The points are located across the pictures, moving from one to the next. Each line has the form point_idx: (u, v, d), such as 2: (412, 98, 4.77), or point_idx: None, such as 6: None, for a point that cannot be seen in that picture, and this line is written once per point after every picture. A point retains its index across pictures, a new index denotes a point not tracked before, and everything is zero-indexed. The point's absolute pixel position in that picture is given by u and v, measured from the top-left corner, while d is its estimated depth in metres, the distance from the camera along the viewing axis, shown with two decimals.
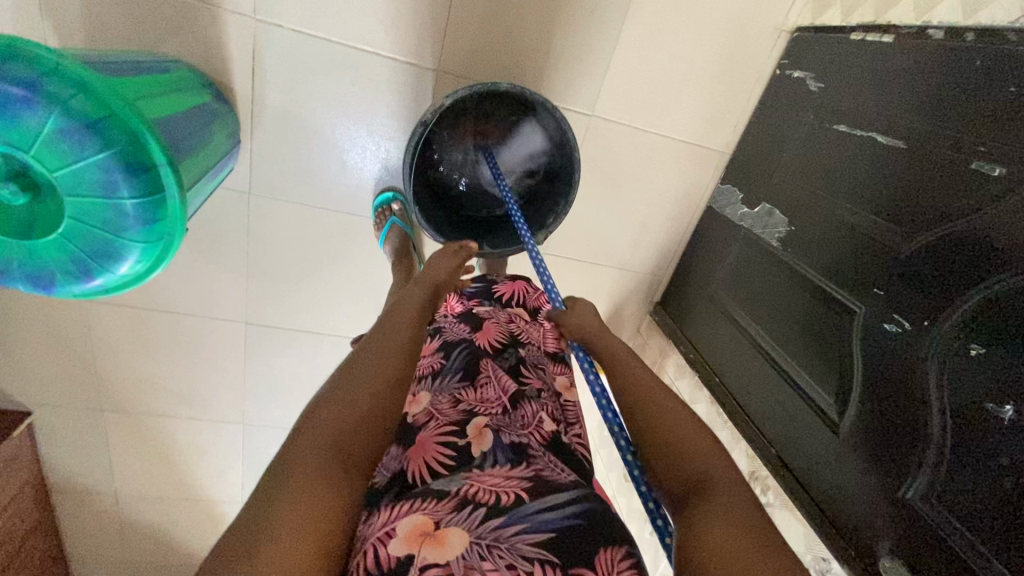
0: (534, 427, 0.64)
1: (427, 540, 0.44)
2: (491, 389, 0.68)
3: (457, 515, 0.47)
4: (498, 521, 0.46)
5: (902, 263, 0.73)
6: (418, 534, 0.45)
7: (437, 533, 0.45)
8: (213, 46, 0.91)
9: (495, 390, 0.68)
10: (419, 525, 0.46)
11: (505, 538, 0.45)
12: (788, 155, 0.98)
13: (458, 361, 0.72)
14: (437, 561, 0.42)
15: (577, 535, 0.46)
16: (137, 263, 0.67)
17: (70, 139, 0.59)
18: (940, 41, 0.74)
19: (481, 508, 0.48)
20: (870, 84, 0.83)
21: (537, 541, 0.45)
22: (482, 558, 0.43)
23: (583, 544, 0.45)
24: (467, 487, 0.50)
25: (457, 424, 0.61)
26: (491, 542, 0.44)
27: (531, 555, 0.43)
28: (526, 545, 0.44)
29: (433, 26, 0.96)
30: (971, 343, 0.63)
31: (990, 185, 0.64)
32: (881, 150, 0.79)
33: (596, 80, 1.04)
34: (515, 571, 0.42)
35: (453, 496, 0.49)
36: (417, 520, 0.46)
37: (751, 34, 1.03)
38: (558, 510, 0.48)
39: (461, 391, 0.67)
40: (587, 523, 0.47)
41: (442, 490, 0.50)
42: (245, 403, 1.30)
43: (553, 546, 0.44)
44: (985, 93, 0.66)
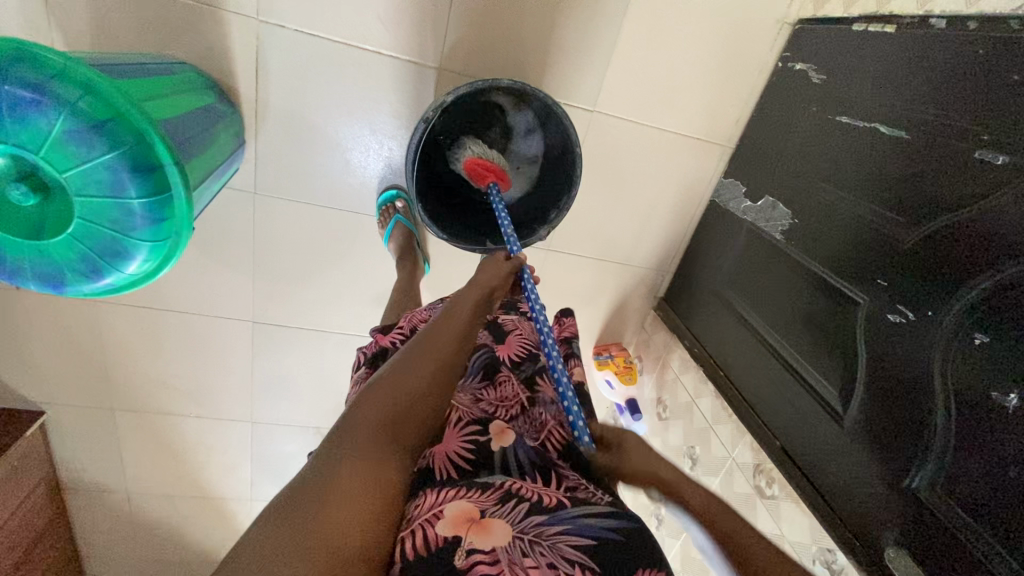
0: (551, 431, 0.66)
1: (472, 526, 0.45)
2: (508, 388, 0.71)
3: (502, 507, 0.48)
4: (542, 518, 0.47)
5: (905, 253, 0.73)
6: (466, 518, 0.46)
7: (483, 521, 0.46)
8: (217, 47, 0.92)
9: (513, 390, 0.71)
10: (466, 510, 0.47)
11: (548, 536, 0.45)
12: (791, 147, 0.97)
13: (478, 362, 0.74)
14: (482, 548, 0.43)
15: (619, 549, 0.46)
16: (145, 261, 0.69)
17: (79, 140, 0.60)
18: (942, 31, 0.74)
19: (524, 503, 0.48)
20: (873, 74, 0.83)
21: (579, 544, 0.45)
22: (524, 554, 0.43)
23: (620, 556, 0.45)
24: (512, 484, 0.51)
25: (480, 423, 0.62)
26: (534, 538, 0.45)
27: (572, 558, 0.44)
28: (568, 547, 0.44)
29: (434, 25, 0.96)
30: (976, 332, 0.62)
31: (994, 174, 0.63)
32: (883, 140, 0.79)
33: (598, 76, 1.04)
34: (556, 571, 0.42)
35: (497, 489, 0.50)
36: (465, 506, 0.47)
37: (753, 27, 1.03)
38: (601, 518, 0.48)
39: (481, 391, 0.70)
40: (627, 538, 0.47)
41: (488, 483, 0.51)
42: (252, 401, 1.31)
43: (593, 552, 0.45)
44: (989, 82, 0.66)
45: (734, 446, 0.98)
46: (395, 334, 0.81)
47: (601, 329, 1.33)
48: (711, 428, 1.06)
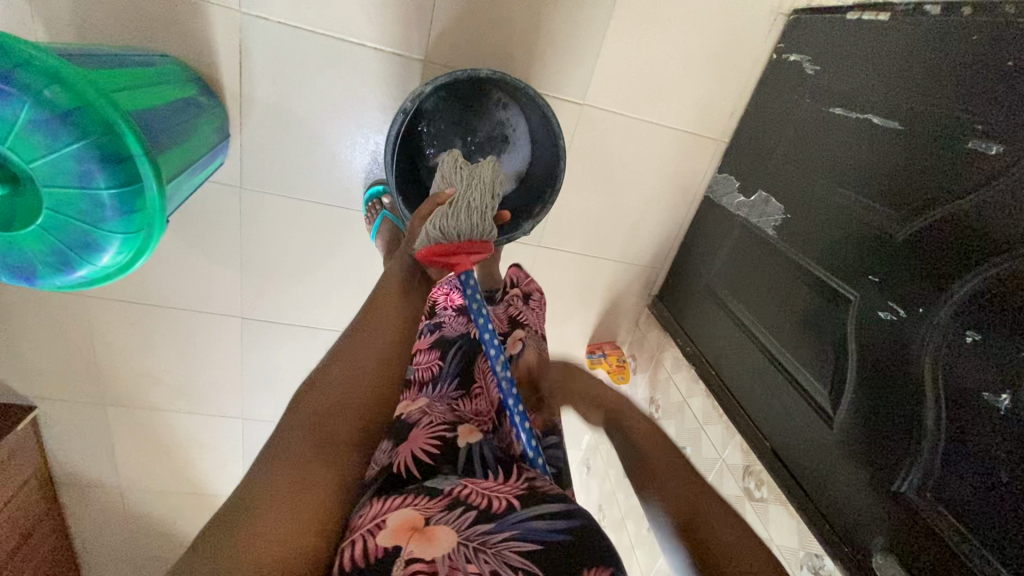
0: None
1: (414, 535, 0.44)
2: (483, 401, 0.69)
3: (447, 514, 0.46)
4: (489, 526, 0.46)
5: (897, 247, 0.70)
6: (408, 527, 0.45)
7: (425, 530, 0.44)
8: (200, 39, 0.92)
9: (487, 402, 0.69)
10: (409, 519, 0.45)
11: (493, 543, 0.44)
12: (785, 140, 0.95)
13: (453, 366, 0.73)
14: (422, 557, 0.42)
15: (563, 549, 0.45)
16: (118, 254, 0.68)
17: (46, 130, 0.59)
18: (937, 17, 0.71)
19: (471, 510, 0.47)
20: (866, 64, 0.80)
21: (523, 549, 0.44)
22: (467, 561, 0.42)
23: (565, 560, 0.44)
24: (460, 488, 0.50)
25: (450, 423, 0.62)
26: (479, 545, 0.44)
27: (516, 565, 0.43)
28: (511, 554, 0.43)
29: (420, 16, 0.95)
30: (968, 330, 0.60)
31: (989, 164, 0.61)
32: (876, 131, 0.76)
33: (587, 68, 1.02)
34: None
35: (444, 496, 0.49)
36: (408, 515, 0.46)
37: (747, 18, 1.00)
38: (548, 521, 0.47)
39: (457, 402, 0.68)
40: (574, 540, 0.46)
41: (436, 490, 0.50)
42: (242, 397, 1.31)
43: (538, 557, 0.44)
44: (985, 69, 0.63)
45: (724, 446, 0.97)
46: None
47: (594, 327, 1.31)
48: (701, 428, 1.03)
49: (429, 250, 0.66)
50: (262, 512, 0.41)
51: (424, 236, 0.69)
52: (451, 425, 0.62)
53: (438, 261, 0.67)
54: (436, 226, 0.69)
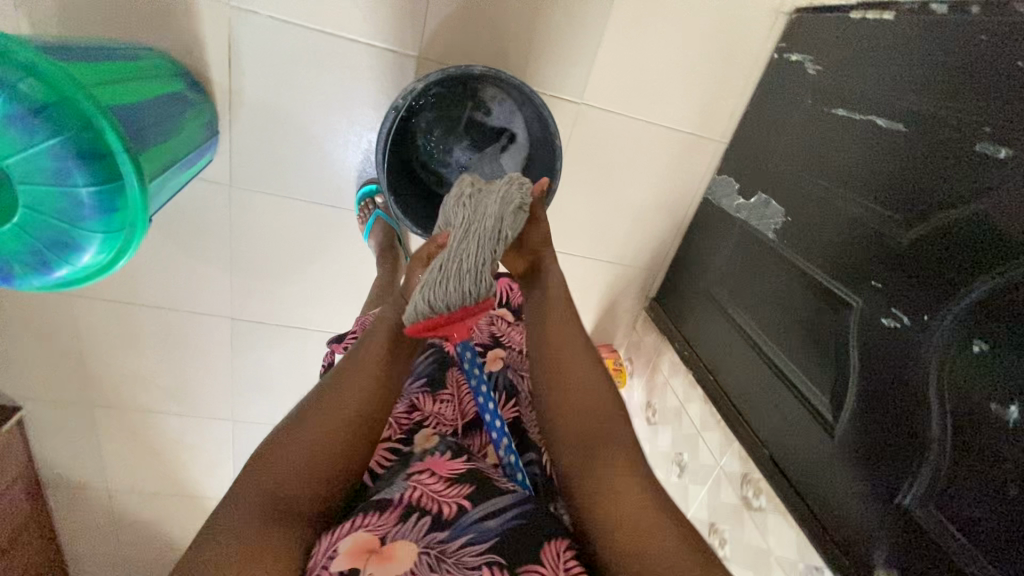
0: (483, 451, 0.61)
1: (373, 558, 0.42)
2: (447, 409, 0.64)
3: (402, 527, 0.45)
4: (445, 532, 0.45)
5: (901, 252, 0.68)
6: (364, 550, 0.43)
7: (383, 550, 0.43)
8: (188, 34, 0.89)
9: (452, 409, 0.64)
10: (364, 542, 0.43)
11: (453, 552, 0.44)
12: (785, 141, 0.93)
13: (425, 368, 0.69)
14: None
15: (520, 535, 0.45)
16: (98, 254, 0.66)
17: (20, 125, 0.57)
18: (944, 16, 0.69)
19: (426, 518, 0.46)
20: (870, 64, 0.79)
21: (481, 548, 0.44)
22: (431, 570, 0.42)
23: (524, 547, 0.45)
24: (410, 492, 0.48)
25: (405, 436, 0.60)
26: (439, 555, 0.43)
27: (478, 563, 0.43)
28: (470, 556, 0.43)
29: (414, 12, 0.92)
30: (975, 339, 0.58)
31: (997, 167, 0.59)
32: (880, 133, 0.75)
33: (585, 66, 1.00)
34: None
35: (397, 504, 0.47)
36: (361, 537, 0.44)
37: (748, 17, 0.98)
38: (501, 516, 0.47)
39: (419, 402, 0.64)
40: (529, 523, 0.47)
41: (386, 500, 0.48)
42: (233, 399, 1.29)
43: (498, 551, 0.44)
44: (993, 70, 0.62)
45: (721, 453, 0.95)
46: (349, 338, 0.76)
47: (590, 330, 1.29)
48: (698, 434, 1.02)
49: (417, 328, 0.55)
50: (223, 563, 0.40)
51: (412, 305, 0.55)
52: (408, 436, 0.60)
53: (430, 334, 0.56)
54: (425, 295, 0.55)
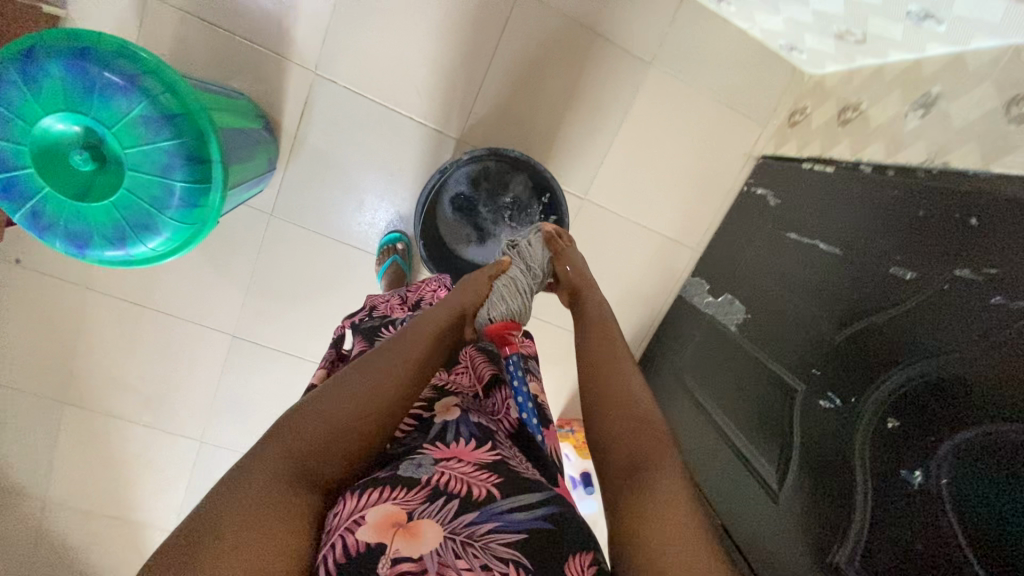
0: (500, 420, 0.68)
1: (400, 531, 0.46)
2: (465, 377, 0.74)
3: (429, 506, 0.49)
4: (473, 516, 0.48)
5: (836, 347, 0.83)
6: (391, 523, 0.46)
7: (410, 525, 0.47)
8: (273, 88, 1.07)
9: (468, 379, 0.73)
10: (390, 516, 0.47)
11: (480, 537, 0.47)
12: (749, 255, 1.12)
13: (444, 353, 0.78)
14: (411, 555, 0.44)
15: (544, 539, 0.48)
16: (166, 241, 0.76)
17: (150, 125, 0.70)
18: (868, 173, 0.91)
19: (453, 502, 0.49)
20: (815, 203, 0.99)
21: (509, 537, 0.47)
22: (456, 558, 0.45)
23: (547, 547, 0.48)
24: (439, 477, 0.52)
25: (428, 401, 0.66)
26: (466, 539, 0.46)
27: (504, 555, 0.46)
28: (500, 545, 0.46)
29: (462, 105, 1.13)
30: (889, 418, 0.71)
31: (904, 285, 0.76)
32: (822, 254, 0.93)
33: (592, 170, 1.20)
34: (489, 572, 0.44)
35: (424, 485, 0.51)
36: (389, 510, 0.48)
37: (724, 155, 1.22)
38: (527, 509, 0.50)
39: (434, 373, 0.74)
40: (554, 525, 0.50)
41: (414, 478, 0.52)
42: (209, 419, 1.31)
43: (524, 545, 0.47)
44: (902, 214, 0.81)
45: None
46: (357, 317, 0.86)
47: None
48: None
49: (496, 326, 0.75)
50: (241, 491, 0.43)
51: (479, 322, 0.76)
52: (430, 405, 0.66)
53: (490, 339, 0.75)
54: (508, 304, 0.77)
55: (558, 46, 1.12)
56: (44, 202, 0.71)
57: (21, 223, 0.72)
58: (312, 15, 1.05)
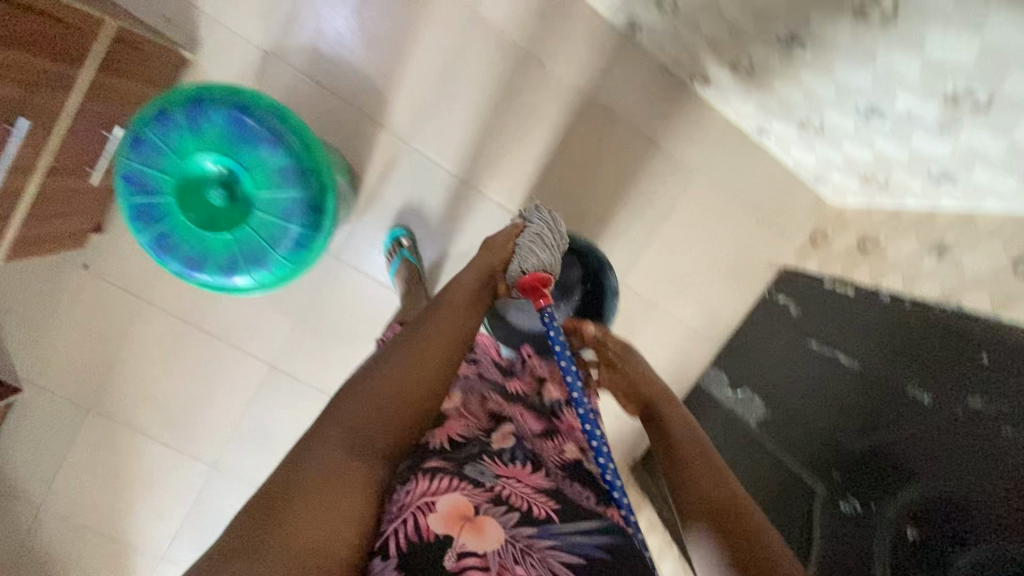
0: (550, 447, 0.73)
1: (466, 527, 0.53)
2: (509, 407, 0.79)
3: (493, 507, 0.56)
4: (532, 530, 0.55)
5: (855, 455, 0.93)
6: (459, 518, 0.54)
7: (476, 521, 0.54)
8: (362, 147, 1.19)
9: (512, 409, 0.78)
10: (460, 509, 0.55)
11: (539, 550, 0.53)
12: (770, 356, 1.22)
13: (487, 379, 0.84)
14: (475, 552, 0.52)
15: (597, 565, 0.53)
16: (269, 275, 0.83)
17: (284, 174, 0.79)
18: (887, 301, 1.02)
19: (514, 513, 0.56)
20: (838, 318, 1.10)
21: (563, 555, 0.53)
22: (516, 562, 0.52)
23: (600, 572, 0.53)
24: (502, 488, 0.59)
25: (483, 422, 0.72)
26: (526, 549, 0.53)
27: (558, 570, 0.52)
28: (556, 561, 0.53)
29: (526, 185, 1.25)
30: (907, 528, 0.81)
31: (920, 408, 0.86)
32: (842, 365, 1.03)
33: (633, 259, 1.31)
34: None
35: (488, 491, 0.58)
36: (459, 505, 0.55)
37: (755, 264, 1.33)
38: (585, 531, 0.56)
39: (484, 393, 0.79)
40: (609, 556, 0.54)
41: (478, 480, 0.59)
42: (225, 445, 1.31)
43: (578, 568, 0.53)
44: (920, 341, 0.91)
45: None
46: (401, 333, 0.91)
47: None
48: None
49: (528, 280, 0.78)
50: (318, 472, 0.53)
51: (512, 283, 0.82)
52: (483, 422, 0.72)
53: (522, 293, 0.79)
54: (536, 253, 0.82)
55: (619, 148, 1.25)
56: (175, 228, 0.80)
57: (147, 244, 0.80)
58: (410, 93, 1.18)
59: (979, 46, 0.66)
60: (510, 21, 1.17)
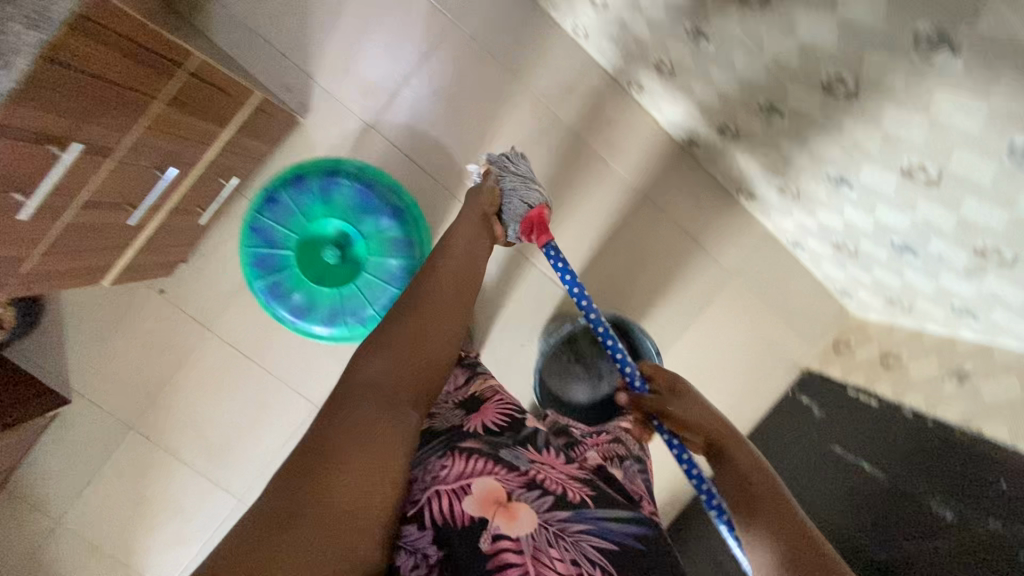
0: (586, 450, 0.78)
1: (501, 506, 0.60)
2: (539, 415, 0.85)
3: (526, 492, 0.62)
4: (566, 514, 0.60)
5: (879, 565, 0.98)
6: (493, 501, 0.61)
7: (508, 506, 0.60)
8: (436, 214, 1.30)
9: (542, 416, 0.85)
10: (494, 493, 0.61)
11: (571, 534, 0.59)
12: (792, 455, 1.29)
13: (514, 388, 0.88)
14: (509, 533, 0.58)
15: (628, 552, 0.59)
16: (363, 326, 0.98)
17: (393, 244, 0.99)
18: (910, 418, 1.10)
19: (548, 496, 0.62)
20: (863, 428, 1.18)
21: (594, 540, 0.59)
22: (549, 545, 0.58)
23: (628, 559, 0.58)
24: (536, 474, 0.65)
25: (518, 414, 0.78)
26: (558, 533, 0.59)
27: (591, 555, 0.58)
28: (588, 545, 0.58)
29: (579, 265, 1.36)
30: None
31: (942, 525, 0.91)
32: (866, 474, 1.09)
33: (668, 345, 1.40)
34: (576, 566, 0.57)
35: (522, 475, 0.64)
36: (494, 489, 0.62)
37: (780, 363, 1.42)
38: (618, 522, 0.61)
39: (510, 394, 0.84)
40: (641, 546, 0.60)
41: (515, 466, 0.65)
42: (254, 480, 1.33)
43: (610, 555, 0.58)
44: (945, 462, 0.98)
45: None
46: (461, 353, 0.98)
47: None
48: None
49: (530, 215, 0.97)
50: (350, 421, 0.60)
51: (511, 223, 0.98)
52: (520, 415, 0.77)
53: (531, 229, 0.98)
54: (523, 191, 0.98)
55: (667, 243, 1.37)
56: (293, 277, 0.97)
57: (264, 289, 0.95)
58: None
59: (1009, 218, 0.76)
60: (582, 121, 1.32)
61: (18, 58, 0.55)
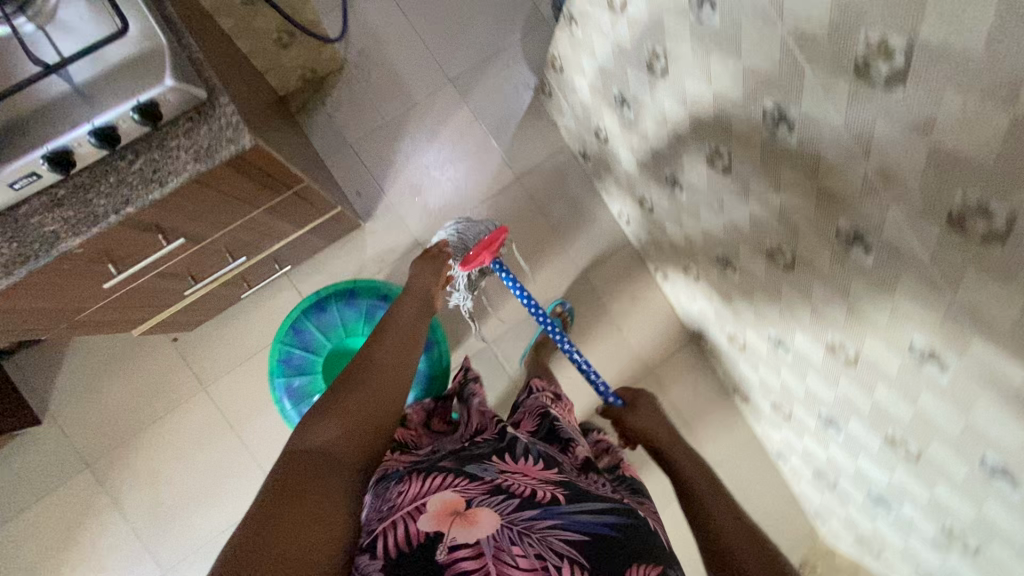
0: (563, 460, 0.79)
1: (459, 515, 0.59)
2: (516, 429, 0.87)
3: (488, 499, 0.62)
4: (534, 513, 0.60)
5: None
6: (449, 514, 0.60)
7: (467, 514, 0.59)
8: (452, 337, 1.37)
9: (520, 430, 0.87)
10: (449, 507, 0.61)
11: (537, 531, 0.58)
12: None
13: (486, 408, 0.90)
14: (465, 541, 0.56)
15: (599, 541, 0.60)
16: None
17: None
18: None
19: (514, 500, 0.62)
20: None
21: (564, 534, 0.59)
22: (512, 543, 0.57)
23: (599, 549, 0.59)
24: (502, 481, 0.65)
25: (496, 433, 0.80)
26: (524, 530, 0.58)
27: (559, 549, 0.57)
28: (556, 539, 0.58)
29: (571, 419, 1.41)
30: None
31: None
32: None
33: None
34: (541, 560, 0.56)
35: (484, 485, 0.64)
36: (450, 504, 0.61)
37: None
38: (589, 516, 0.63)
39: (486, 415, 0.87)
40: (610, 533, 0.61)
41: (477, 477, 0.66)
42: (189, 552, 1.26)
43: (578, 547, 0.58)
44: None
45: None
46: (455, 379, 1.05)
47: None
48: None
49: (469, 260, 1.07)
50: (291, 487, 0.61)
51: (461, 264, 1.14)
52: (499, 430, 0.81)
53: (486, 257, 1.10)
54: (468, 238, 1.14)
55: None
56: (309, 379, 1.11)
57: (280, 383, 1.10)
58: (507, 310, 1.41)
59: (976, 514, 0.82)
60: (607, 288, 1.43)
61: (173, 179, 0.62)
